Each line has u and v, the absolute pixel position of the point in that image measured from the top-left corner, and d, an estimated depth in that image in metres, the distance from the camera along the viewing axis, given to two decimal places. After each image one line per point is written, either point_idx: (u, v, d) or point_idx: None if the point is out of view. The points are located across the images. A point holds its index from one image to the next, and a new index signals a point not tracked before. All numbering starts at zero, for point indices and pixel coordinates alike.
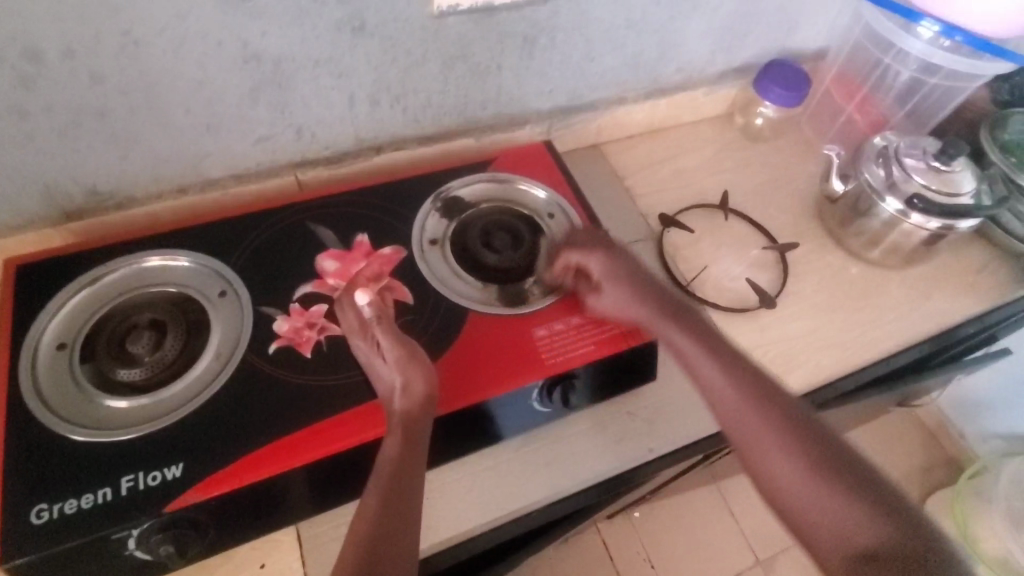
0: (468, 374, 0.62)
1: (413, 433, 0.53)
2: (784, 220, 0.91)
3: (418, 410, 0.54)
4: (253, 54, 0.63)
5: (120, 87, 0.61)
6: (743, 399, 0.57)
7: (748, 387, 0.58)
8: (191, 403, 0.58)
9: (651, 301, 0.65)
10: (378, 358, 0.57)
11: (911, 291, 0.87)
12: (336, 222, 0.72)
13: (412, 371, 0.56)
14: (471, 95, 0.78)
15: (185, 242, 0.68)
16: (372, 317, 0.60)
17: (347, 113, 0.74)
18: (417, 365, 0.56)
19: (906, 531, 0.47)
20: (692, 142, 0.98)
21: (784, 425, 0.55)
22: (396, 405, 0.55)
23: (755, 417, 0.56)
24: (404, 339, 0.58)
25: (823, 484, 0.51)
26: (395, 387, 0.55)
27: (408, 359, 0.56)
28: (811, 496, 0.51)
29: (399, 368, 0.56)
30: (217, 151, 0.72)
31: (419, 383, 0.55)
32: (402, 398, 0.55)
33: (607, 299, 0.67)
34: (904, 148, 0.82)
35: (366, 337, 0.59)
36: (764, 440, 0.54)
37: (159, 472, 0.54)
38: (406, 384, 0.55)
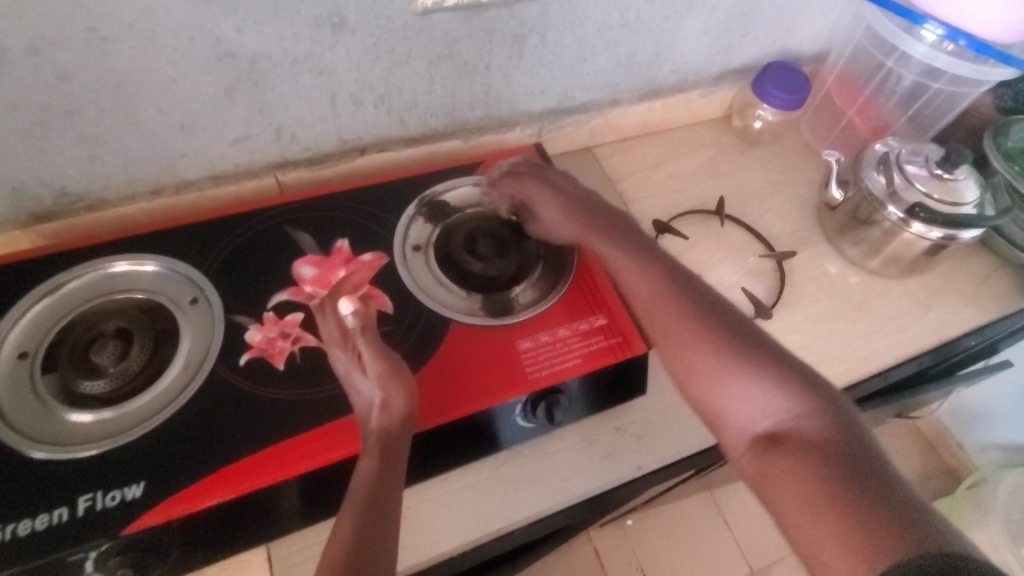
0: (450, 388, 0.60)
1: (390, 452, 0.50)
2: (781, 227, 0.88)
3: (396, 428, 0.52)
4: (227, 52, 0.60)
5: (87, 85, 0.58)
6: (667, 301, 0.59)
7: (672, 289, 0.59)
8: (157, 417, 0.55)
9: (583, 216, 0.67)
10: (357, 371, 0.54)
11: (911, 302, 0.84)
12: (315, 227, 0.69)
13: (393, 387, 0.53)
14: (457, 95, 0.75)
15: (155, 246, 0.65)
16: (357, 327, 0.57)
17: (329, 113, 0.71)
18: (399, 380, 0.53)
19: (818, 410, 0.50)
20: (688, 145, 0.95)
21: (706, 323, 0.56)
22: (373, 422, 0.52)
23: (678, 316, 0.57)
24: (386, 352, 0.55)
25: (742, 376, 0.53)
26: (375, 403, 0.52)
27: (390, 374, 0.53)
28: (719, 378, 0.54)
29: (380, 383, 0.53)
30: (192, 151, 0.69)
31: (399, 399, 0.52)
32: (381, 415, 0.52)
33: (548, 223, 0.69)
34: (906, 155, 0.79)
35: (347, 348, 0.56)
36: (688, 338, 0.56)
37: (118, 492, 0.52)
38: (386, 401, 0.52)
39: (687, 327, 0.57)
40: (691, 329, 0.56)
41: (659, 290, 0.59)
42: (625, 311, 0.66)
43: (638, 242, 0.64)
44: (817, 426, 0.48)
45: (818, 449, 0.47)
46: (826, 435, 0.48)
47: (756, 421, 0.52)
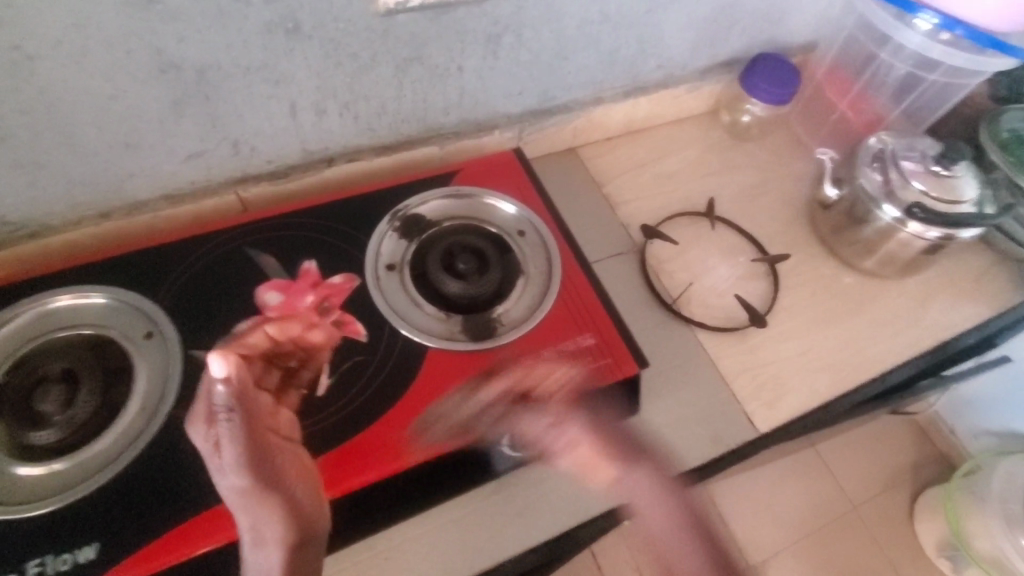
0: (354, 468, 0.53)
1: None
2: (774, 227, 0.85)
3: (275, 564, 0.46)
4: (170, 64, 0.55)
5: (13, 106, 0.53)
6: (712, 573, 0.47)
7: (693, 538, 0.50)
8: (109, 468, 0.51)
9: (608, 446, 0.54)
10: (217, 475, 0.48)
11: (908, 302, 0.82)
12: (280, 247, 0.64)
13: (260, 510, 0.47)
14: (430, 100, 0.70)
15: (104, 276, 0.60)
16: (222, 409, 0.50)
17: (290, 124, 0.66)
18: (268, 501, 0.47)
19: None
20: (676, 143, 0.91)
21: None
22: (249, 555, 0.47)
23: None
24: (253, 447, 0.49)
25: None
26: (246, 533, 0.47)
27: (257, 490, 0.47)
28: None
29: (246, 503, 0.47)
30: (142, 170, 0.63)
31: (267, 524, 0.47)
32: (255, 549, 0.47)
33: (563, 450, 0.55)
34: (901, 151, 0.76)
35: (208, 430, 0.50)
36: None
37: (71, 555, 0.48)
38: (256, 532, 0.47)
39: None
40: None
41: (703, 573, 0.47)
42: (613, 327, 0.63)
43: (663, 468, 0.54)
44: None
45: None
46: None
47: None
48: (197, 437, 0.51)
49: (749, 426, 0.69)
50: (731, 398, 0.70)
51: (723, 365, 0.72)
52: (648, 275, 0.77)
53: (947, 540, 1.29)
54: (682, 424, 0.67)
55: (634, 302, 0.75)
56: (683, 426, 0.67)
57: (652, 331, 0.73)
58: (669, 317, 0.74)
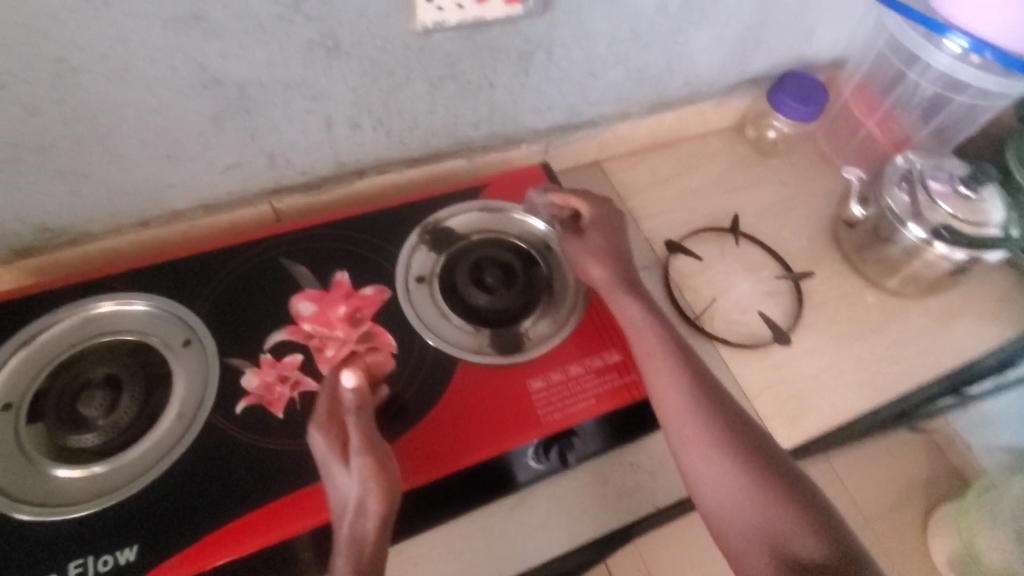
0: (456, 437, 0.57)
1: (362, 563, 0.46)
2: (797, 244, 0.85)
3: (371, 534, 0.47)
4: (213, 80, 0.57)
5: (60, 118, 0.54)
6: (715, 438, 0.54)
7: (710, 413, 0.55)
8: (149, 472, 0.53)
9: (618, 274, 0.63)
10: (338, 461, 0.49)
11: (930, 322, 0.82)
12: (314, 258, 0.66)
13: (372, 488, 0.48)
14: (461, 115, 0.72)
15: (143, 284, 0.62)
16: (350, 406, 0.50)
17: (324, 137, 0.67)
18: (382, 478, 0.48)
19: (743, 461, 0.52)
20: (701, 158, 0.91)
21: (756, 470, 0.52)
22: (346, 526, 0.48)
23: (715, 459, 0.53)
24: (373, 439, 0.50)
25: (799, 532, 0.48)
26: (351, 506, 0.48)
27: (374, 472, 0.48)
28: (693, 418, 0.55)
29: (359, 482, 0.48)
30: (181, 181, 0.65)
31: (373, 500, 0.47)
32: (355, 519, 0.47)
33: (586, 260, 0.64)
34: (928, 171, 0.76)
35: (330, 423, 0.51)
36: (732, 499, 0.51)
37: (111, 556, 0.49)
38: (361, 501, 0.47)
39: (733, 496, 0.51)
40: (728, 473, 0.52)
41: (712, 434, 0.54)
42: None
43: (692, 355, 0.59)
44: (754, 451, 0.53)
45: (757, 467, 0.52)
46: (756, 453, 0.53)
47: (714, 459, 0.53)
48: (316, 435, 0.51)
49: None
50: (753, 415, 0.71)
51: (746, 383, 0.73)
52: (672, 291, 0.77)
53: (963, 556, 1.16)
54: None
55: None
56: None
57: None
58: (692, 334, 0.75)
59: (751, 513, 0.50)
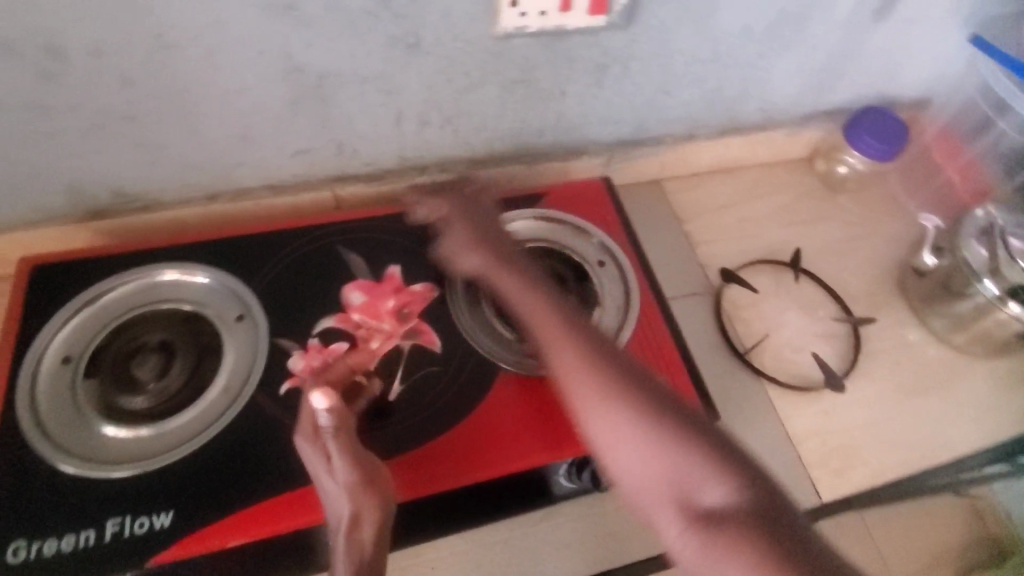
0: (486, 447, 0.56)
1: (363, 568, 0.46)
2: (860, 287, 0.81)
3: (370, 542, 0.47)
4: (296, 66, 0.58)
5: (150, 91, 0.57)
6: (610, 393, 0.45)
7: (602, 368, 0.46)
8: (192, 442, 0.54)
9: (487, 248, 0.59)
10: (323, 476, 0.50)
11: (997, 386, 0.77)
12: (369, 249, 0.66)
13: (363, 499, 0.48)
14: (528, 121, 0.71)
15: (204, 256, 0.64)
16: (328, 427, 0.50)
17: (393, 132, 0.68)
18: (372, 490, 0.49)
19: (642, 418, 0.44)
20: (765, 187, 0.88)
21: (649, 422, 0.44)
22: (341, 541, 0.47)
23: (614, 427, 0.44)
24: (360, 456, 0.50)
25: (708, 480, 0.41)
26: (343, 518, 0.48)
27: (361, 485, 0.49)
28: (583, 379, 0.46)
29: (351, 498, 0.48)
30: (251, 161, 0.67)
31: (369, 513, 0.48)
32: (350, 534, 0.47)
33: (460, 253, 0.61)
34: (1011, 228, 0.71)
35: (314, 443, 0.51)
36: (635, 454, 0.44)
37: (147, 519, 0.50)
38: (356, 514, 0.47)
39: (629, 448, 0.43)
40: (632, 426, 0.44)
41: (603, 393, 0.45)
42: (682, 371, 0.63)
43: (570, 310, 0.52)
44: (650, 402, 0.45)
45: (654, 422, 0.44)
46: (652, 406, 0.45)
47: (607, 424, 0.45)
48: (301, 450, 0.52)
49: (811, 492, 0.67)
50: (796, 461, 0.68)
51: (792, 427, 0.70)
52: (723, 321, 0.75)
53: None
54: None
55: (706, 348, 0.73)
56: None
57: (721, 380, 0.71)
58: (740, 368, 0.72)
59: (653, 474, 0.42)
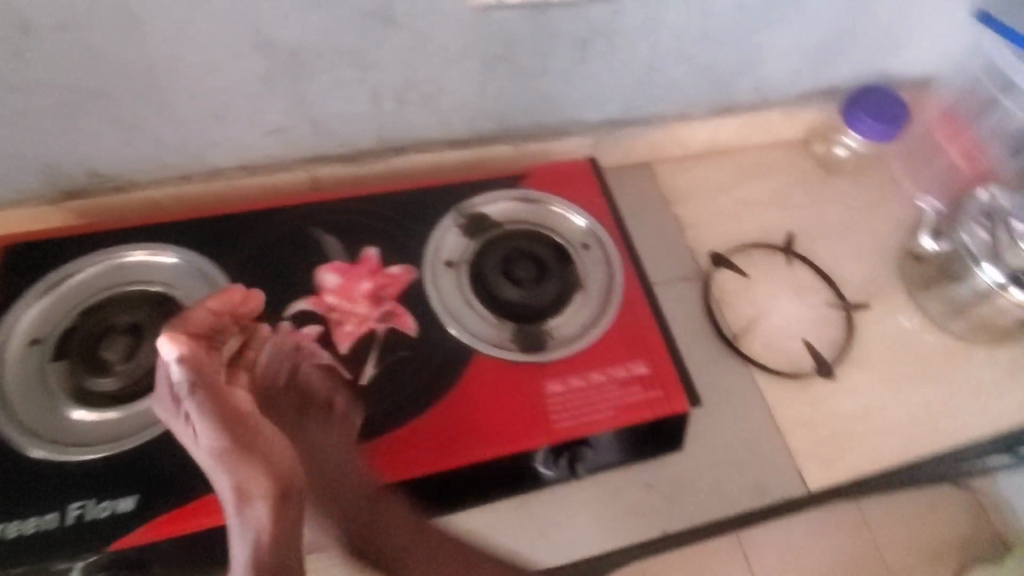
0: (451, 437, 0.55)
1: (262, 548, 0.42)
2: (856, 272, 0.79)
3: (267, 518, 0.43)
4: (268, 40, 0.56)
5: (121, 67, 0.55)
6: None
7: None
8: (157, 425, 0.53)
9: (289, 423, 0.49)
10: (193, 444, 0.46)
11: (996, 374, 0.74)
12: (346, 230, 0.65)
13: (240, 470, 0.44)
14: (511, 100, 0.69)
15: (175, 237, 0.62)
16: (182, 385, 0.45)
17: (371, 110, 0.66)
18: (252, 457, 0.44)
19: None
20: (758, 170, 0.86)
21: None
22: (235, 518, 0.44)
23: None
24: (224, 418, 0.45)
25: None
26: (230, 493, 0.44)
27: (234, 456, 0.44)
28: None
29: (227, 469, 0.44)
30: (226, 140, 0.65)
31: (250, 484, 0.44)
32: (239, 508, 0.44)
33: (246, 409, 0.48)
34: (1016, 213, 0.70)
35: (176, 409, 0.46)
36: None
37: (111, 503, 0.50)
38: (240, 488, 0.44)
39: None
40: None
41: None
42: (669, 360, 0.60)
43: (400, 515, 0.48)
44: None
45: None
46: None
47: None
48: (165, 412, 0.47)
49: (798, 481, 0.65)
50: (784, 449, 0.66)
51: (780, 415, 0.68)
52: (710, 306, 0.73)
53: None
54: (728, 470, 0.64)
55: (693, 334, 0.72)
56: (726, 470, 0.64)
57: (707, 366, 0.70)
58: (727, 354, 0.71)
59: None
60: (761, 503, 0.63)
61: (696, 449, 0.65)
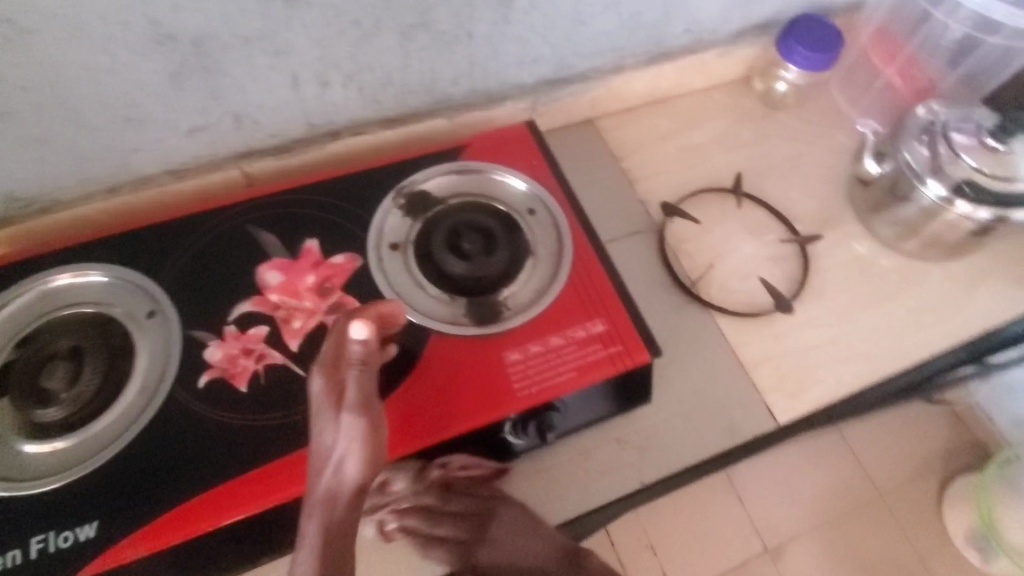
0: (414, 416, 0.54)
1: (332, 525, 0.47)
2: (807, 205, 0.79)
3: (343, 498, 0.48)
4: (168, 35, 0.53)
5: (17, 82, 0.52)
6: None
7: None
8: (110, 447, 0.51)
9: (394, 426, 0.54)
10: (329, 417, 0.49)
11: (951, 288, 0.75)
12: (284, 225, 0.63)
13: (356, 452, 0.48)
14: (439, 70, 0.67)
15: (106, 254, 0.60)
16: (357, 360, 0.49)
17: (293, 97, 0.63)
18: (370, 443, 0.49)
19: None
20: (702, 114, 0.85)
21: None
22: (322, 480, 0.48)
23: None
24: (367, 403, 0.50)
25: None
26: (329, 462, 0.48)
27: (362, 437, 0.49)
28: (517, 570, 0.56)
29: (347, 446, 0.48)
30: (147, 146, 0.62)
31: (352, 466, 0.48)
32: (332, 475, 0.48)
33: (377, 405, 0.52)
34: (953, 123, 0.68)
35: (330, 374, 0.50)
36: None
37: (72, 532, 0.48)
38: (339, 463, 0.48)
39: None
40: None
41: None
42: (625, 315, 0.60)
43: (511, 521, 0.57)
44: None
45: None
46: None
47: None
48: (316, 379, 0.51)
49: (767, 416, 0.66)
50: (751, 387, 0.67)
51: (744, 354, 0.69)
52: (666, 256, 0.73)
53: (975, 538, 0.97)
54: (698, 415, 0.64)
55: (651, 285, 0.72)
56: (696, 415, 0.64)
57: (668, 315, 0.70)
58: (686, 301, 0.71)
59: None
60: (734, 443, 0.64)
61: (664, 399, 0.65)
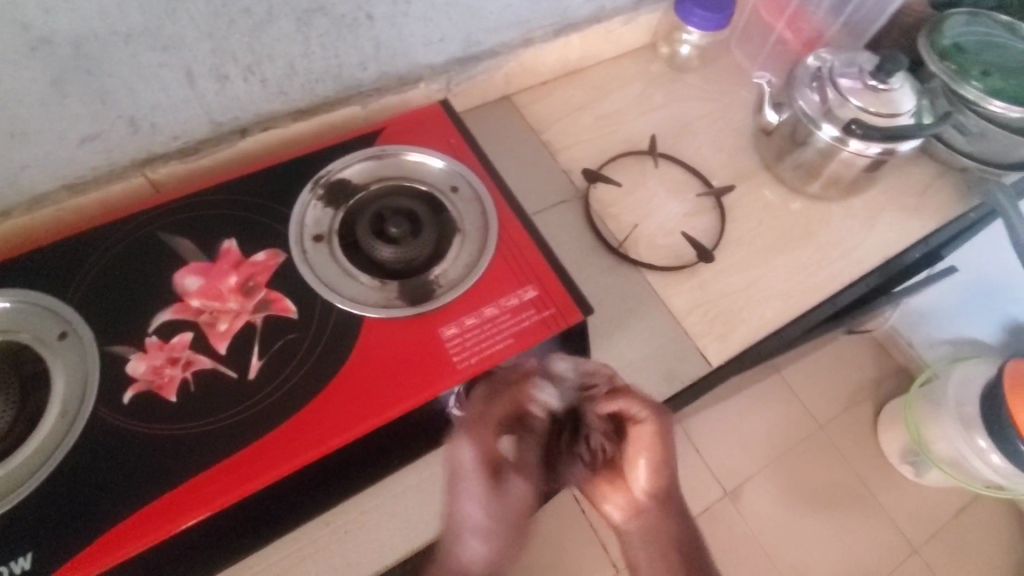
0: (350, 398, 0.54)
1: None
2: (719, 158, 0.83)
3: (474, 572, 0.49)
4: (41, 39, 0.49)
5: None
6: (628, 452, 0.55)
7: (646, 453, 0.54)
8: (36, 476, 0.49)
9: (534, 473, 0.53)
10: (479, 488, 0.49)
11: (855, 222, 0.81)
12: (198, 228, 0.61)
13: (502, 529, 0.49)
14: (342, 54, 0.66)
15: (6, 278, 0.56)
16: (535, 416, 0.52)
17: (190, 94, 0.61)
18: (518, 520, 0.50)
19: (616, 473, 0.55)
20: (615, 81, 0.87)
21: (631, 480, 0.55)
22: (468, 546, 0.49)
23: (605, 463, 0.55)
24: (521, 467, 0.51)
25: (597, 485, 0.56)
26: (472, 527, 0.49)
27: (515, 511, 0.50)
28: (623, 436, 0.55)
29: (498, 518, 0.49)
30: (36, 161, 0.58)
31: (496, 539, 0.49)
32: (479, 539, 0.49)
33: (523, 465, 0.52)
34: (839, 68, 0.73)
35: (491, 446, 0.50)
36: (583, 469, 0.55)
37: (5, 567, 0.46)
38: (483, 536, 0.49)
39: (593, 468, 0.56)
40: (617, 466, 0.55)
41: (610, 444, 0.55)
42: (555, 278, 0.61)
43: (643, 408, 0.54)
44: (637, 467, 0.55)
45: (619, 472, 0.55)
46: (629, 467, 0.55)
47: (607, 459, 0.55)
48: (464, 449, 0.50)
49: (700, 360, 0.69)
50: (683, 335, 0.70)
51: (674, 304, 0.72)
52: (592, 220, 0.75)
53: (909, 448, 1.23)
54: (635, 367, 0.67)
55: (580, 249, 0.74)
56: (633, 367, 0.67)
57: (599, 276, 0.72)
58: (615, 261, 0.73)
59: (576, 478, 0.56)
60: (672, 389, 0.67)
61: (602, 356, 0.67)
